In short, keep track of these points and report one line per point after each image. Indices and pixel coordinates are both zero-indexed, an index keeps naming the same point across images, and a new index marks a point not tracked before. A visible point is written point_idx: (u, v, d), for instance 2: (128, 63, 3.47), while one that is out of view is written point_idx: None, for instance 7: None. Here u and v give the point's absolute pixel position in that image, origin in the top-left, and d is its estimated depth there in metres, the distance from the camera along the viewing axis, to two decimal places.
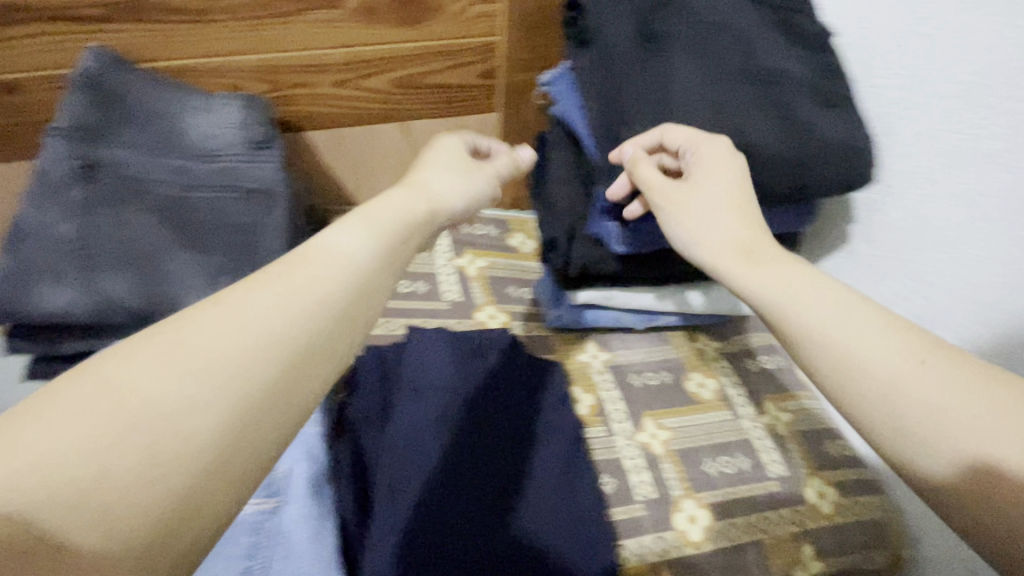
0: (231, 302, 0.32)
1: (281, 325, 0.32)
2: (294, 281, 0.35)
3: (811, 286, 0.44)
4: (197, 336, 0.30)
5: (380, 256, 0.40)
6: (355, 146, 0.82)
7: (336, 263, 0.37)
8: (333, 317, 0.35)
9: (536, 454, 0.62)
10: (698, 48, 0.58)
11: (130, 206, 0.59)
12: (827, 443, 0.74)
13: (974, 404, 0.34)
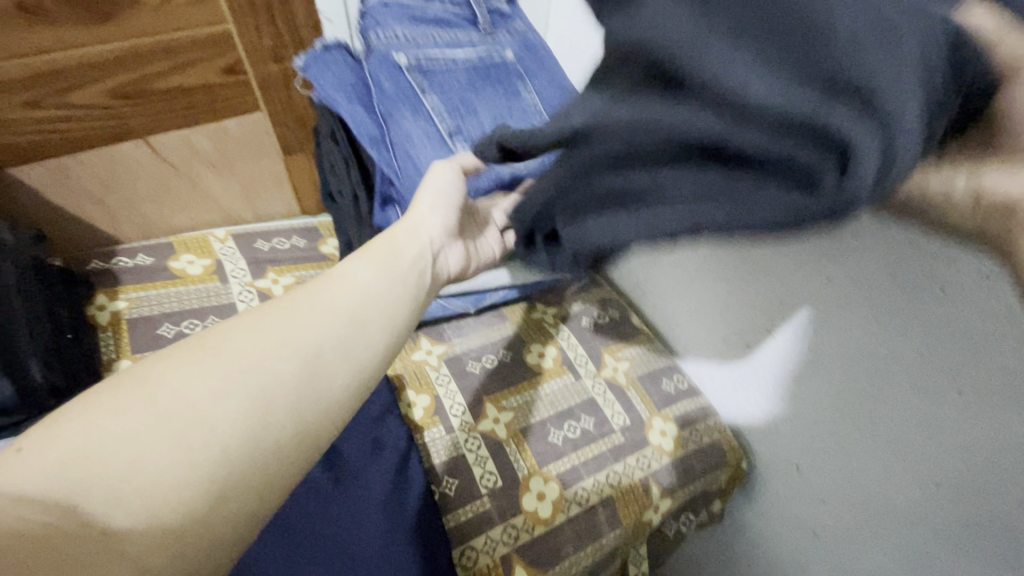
0: (261, 323, 0.34)
1: (313, 341, 0.35)
2: (317, 306, 0.37)
3: None
4: (233, 348, 0.32)
5: (392, 288, 0.42)
6: (87, 172, 0.72)
7: (354, 291, 0.39)
8: (355, 342, 0.37)
9: (353, 475, 0.57)
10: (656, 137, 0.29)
11: None
12: (664, 381, 0.75)
13: None
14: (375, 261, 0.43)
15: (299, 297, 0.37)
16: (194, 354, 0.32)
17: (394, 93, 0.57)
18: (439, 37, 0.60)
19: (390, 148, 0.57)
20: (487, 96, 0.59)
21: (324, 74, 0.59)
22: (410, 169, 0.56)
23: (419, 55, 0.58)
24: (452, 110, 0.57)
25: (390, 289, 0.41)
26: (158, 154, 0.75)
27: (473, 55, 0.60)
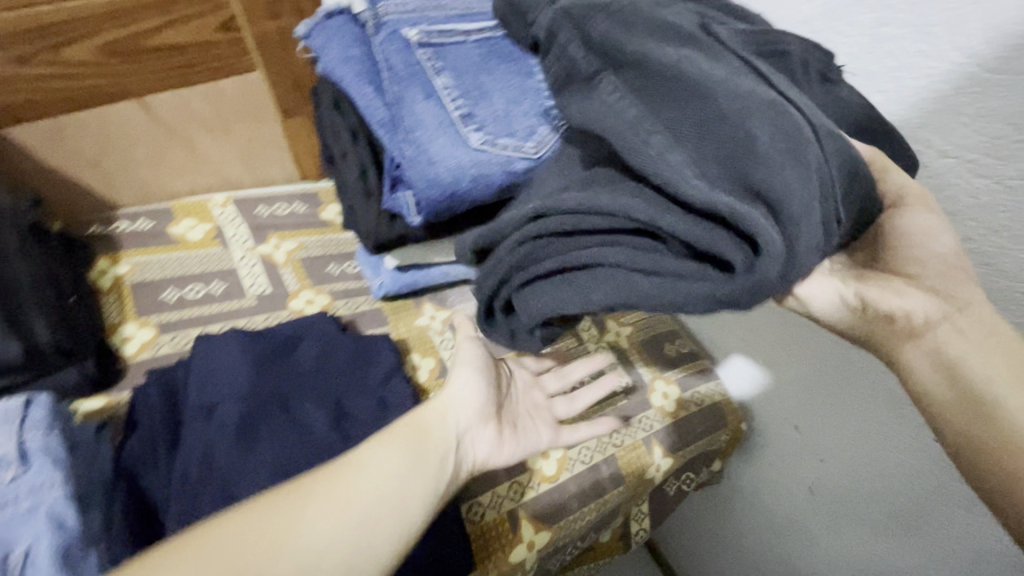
0: (287, 512, 0.31)
1: (329, 524, 0.32)
2: (345, 499, 0.33)
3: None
4: (251, 536, 0.30)
5: (421, 495, 0.37)
6: (84, 134, 0.71)
7: (372, 490, 0.35)
8: (366, 541, 0.33)
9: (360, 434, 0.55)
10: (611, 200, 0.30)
11: None
12: (667, 346, 0.75)
13: None
14: (402, 453, 0.38)
15: (321, 483, 0.34)
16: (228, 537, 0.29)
17: (402, 73, 0.54)
18: (448, 9, 0.57)
19: (399, 131, 0.54)
20: (499, 73, 0.57)
21: (329, 49, 0.57)
22: (421, 150, 0.53)
23: (429, 31, 0.56)
24: (465, 93, 0.55)
25: (414, 484, 0.37)
26: (153, 115, 0.74)
27: (487, 29, 0.58)
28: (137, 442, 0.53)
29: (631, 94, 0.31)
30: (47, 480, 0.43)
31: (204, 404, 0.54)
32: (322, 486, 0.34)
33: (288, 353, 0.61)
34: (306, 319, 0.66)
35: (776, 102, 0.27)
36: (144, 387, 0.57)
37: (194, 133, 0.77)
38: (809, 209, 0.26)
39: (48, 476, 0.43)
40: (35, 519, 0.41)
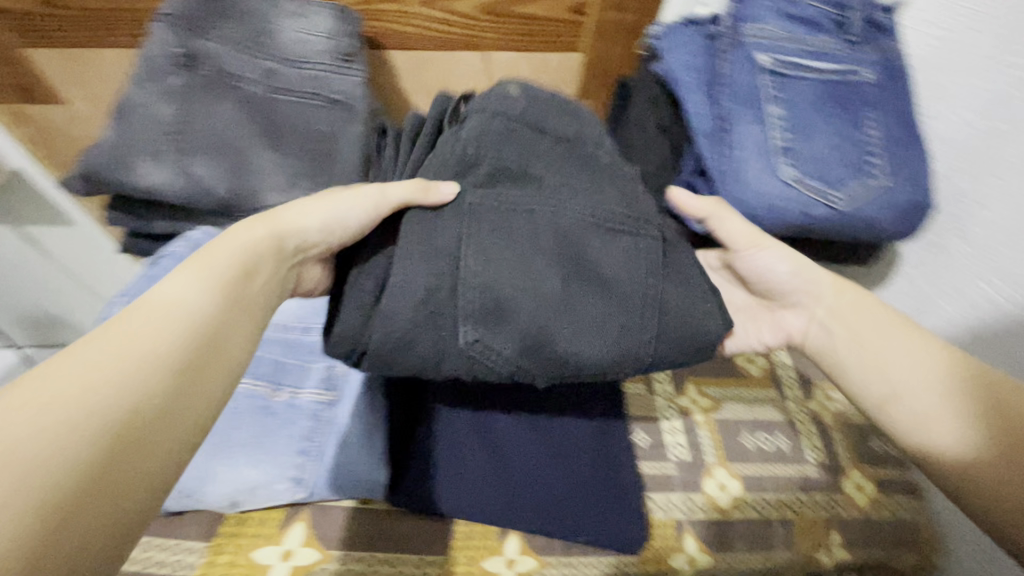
0: (94, 351, 0.28)
1: (157, 340, 0.30)
2: (137, 339, 0.29)
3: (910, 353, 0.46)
4: (69, 367, 0.27)
5: (223, 304, 0.34)
6: (433, 72, 0.80)
7: (181, 313, 0.32)
8: (188, 355, 0.31)
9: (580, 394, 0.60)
10: (488, 257, 0.46)
11: (217, 95, 0.59)
12: (873, 439, 0.72)
13: (935, 393, 0.44)
14: (203, 280, 0.35)
15: (127, 321, 0.30)
16: (51, 368, 0.27)
17: (743, 93, 0.56)
18: (803, 45, 0.58)
19: (723, 146, 0.57)
20: (828, 118, 0.58)
21: (677, 50, 0.61)
22: (737, 169, 0.56)
23: (779, 60, 0.57)
24: (794, 127, 0.56)
25: (226, 307, 0.34)
26: (486, 68, 0.80)
27: (830, 73, 0.58)
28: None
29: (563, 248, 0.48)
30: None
31: None
32: (113, 328, 0.30)
33: None
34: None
35: (606, 345, 0.47)
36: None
37: None
38: (521, 297, 0.46)
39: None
40: None
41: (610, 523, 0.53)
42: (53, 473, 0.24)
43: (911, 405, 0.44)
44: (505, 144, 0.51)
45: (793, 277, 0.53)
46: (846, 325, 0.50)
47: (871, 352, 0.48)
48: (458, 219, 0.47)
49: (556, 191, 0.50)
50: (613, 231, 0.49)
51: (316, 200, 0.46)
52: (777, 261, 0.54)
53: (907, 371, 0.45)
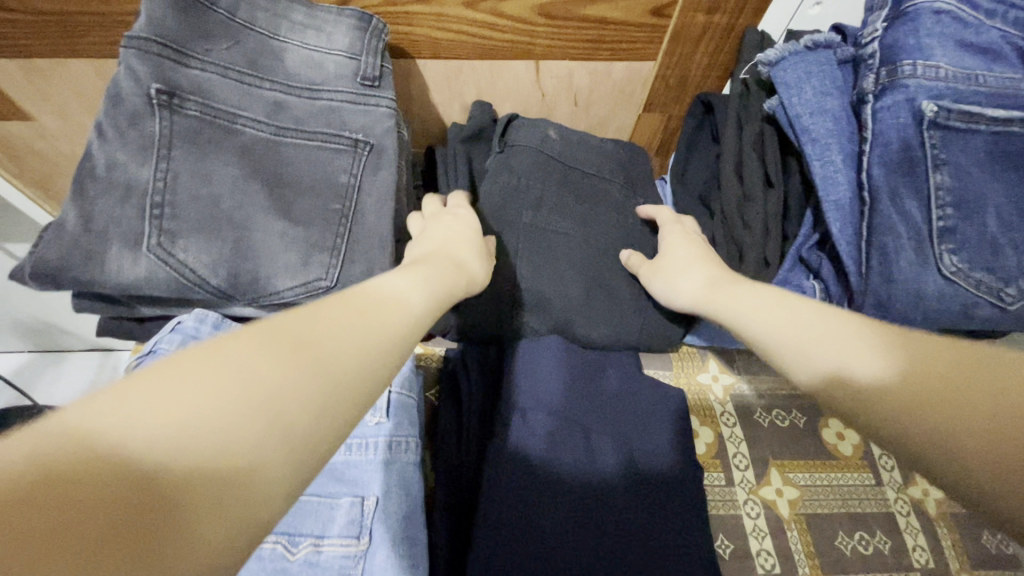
0: (347, 308, 0.29)
1: (388, 314, 0.30)
2: (374, 311, 0.30)
3: (803, 307, 0.37)
4: (323, 320, 0.27)
5: (434, 303, 0.35)
6: (473, 81, 0.65)
7: (402, 306, 0.32)
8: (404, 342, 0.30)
9: (646, 501, 0.53)
10: (537, 260, 0.59)
11: (211, 147, 0.45)
12: (985, 534, 0.62)
13: (870, 343, 0.31)
14: (415, 279, 0.36)
15: (366, 295, 0.31)
16: (305, 318, 0.26)
17: (896, 156, 0.42)
18: (980, 84, 0.44)
19: (861, 225, 0.43)
20: (1006, 186, 0.44)
21: (799, 86, 0.47)
22: (884, 261, 0.42)
23: (949, 109, 0.43)
24: (960, 203, 0.43)
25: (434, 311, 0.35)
26: (537, 81, 0.66)
27: (1014, 123, 0.44)
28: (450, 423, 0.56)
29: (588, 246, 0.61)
30: (400, 440, 0.46)
31: (516, 408, 0.54)
32: (355, 297, 0.30)
33: (593, 378, 0.58)
34: (557, 232, 0.61)
35: (623, 325, 0.61)
36: (460, 352, 0.60)
37: (560, 105, 0.69)
38: (557, 291, 0.59)
39: (406, 438, 0.47)
40: (390, 474, 0.44)
41: None
42: (298, 412, 0.23)
43: (800, 346, 0.35)
44: (544, 178, 0.63)
45: (704, 284, 0.47)
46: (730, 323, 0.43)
47: (761, 303, 0.40)
48: (515, 229, 0.59)
49: (583, 210, 0.63)
50: (611, 255, 0.62)
51: (461, 235, 0.47)
52: (677, 280, 0.50)
53: (773, 325, 0.38)
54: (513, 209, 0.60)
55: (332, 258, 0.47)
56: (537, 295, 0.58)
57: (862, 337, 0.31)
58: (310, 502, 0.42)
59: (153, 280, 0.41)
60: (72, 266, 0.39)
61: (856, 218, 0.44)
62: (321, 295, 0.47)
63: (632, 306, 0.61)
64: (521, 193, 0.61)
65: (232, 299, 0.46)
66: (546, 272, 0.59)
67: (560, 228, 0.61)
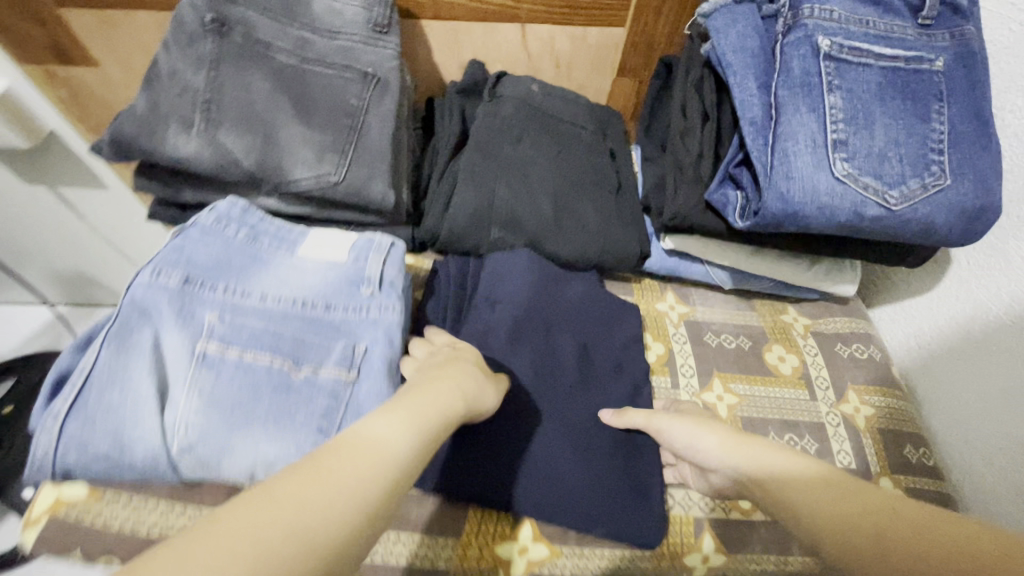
0: (306, 487, 0.30)
1: (351, 485, 0.31)
2: (336, 482, 0.31)
3: (817, 476, 0.43)
4: (276, 506, 0.28)
5: (417, 448, 0.35)
6: (468, 42, 0.77)
7: (380, 461, 0.33)
8: (369, 501, 0.31)
9: (594, 382, 0.62)
10: (514, 184, 0.69)
11: (250, 65, 0.56)
12: (906, 446, 0.70)
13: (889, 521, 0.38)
14: (395, 419, 0.36)
15: (333, 458, 0.32)
16: (273, 498, 0.29)
17: (798, 80, 0.52)
18: (870, 27, 0.54)
19: (769, 136, 0.53)
20: (892, 110, 0.53)
21: (726, 31, 0.57)
22: (784, 163, 0.52)
23: (842, 44, 0.53)
24: (851, 119, 0.52)
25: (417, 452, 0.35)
26: (523, 42, 0.77)
27: (899, 60, 0.54)
28: (433, 309, 0.65)
29: (559, 178, 0.71)
30: (390, 307, 0.54)
31: (490, 299, 0.64)
32: (319, 466, 0.31)
33: (559, 287, 0.67)
34: (534, 165, 0.71)
35: (588, 246, 0.69)
36: (445, 262, 0.69)
37: (543, 66, 0.80)
38: (531, 211, 0.68)
39: (392, 305, 0.54)
40: (378, 329, 0.53)
41: (626, 516, 0.54)
42: None
43: (816, 506, 0.41)
44: (526, 120, 0.73)
45: (716, 447, 0.50)
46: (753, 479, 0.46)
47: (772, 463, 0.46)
48: (498, 158, 0.70)
49: (558, 149, 0.73)
50: (582, 191, 0.71)
51: (479, 371, 0.49)
52: (694, 436, 0.53)
53: (799, 483, 0.43)
54: (497, 142, 0.71)
55: (340, 160, 0.58)
56: (512, 212, 0.67)
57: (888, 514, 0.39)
58: (313, 340, 0.51)
59: (201, 158, 0.52)
60: (141, 140, 0.51)
61: (767, 132, 0.54)
62: (331, 189, 0.58)
63: (596, 231, 0.70)
64: (503, 130, 0.72)
65: (259, 185, 0.57)
66: (521, 195, 0.68)
67: (536, 162, 0.71)
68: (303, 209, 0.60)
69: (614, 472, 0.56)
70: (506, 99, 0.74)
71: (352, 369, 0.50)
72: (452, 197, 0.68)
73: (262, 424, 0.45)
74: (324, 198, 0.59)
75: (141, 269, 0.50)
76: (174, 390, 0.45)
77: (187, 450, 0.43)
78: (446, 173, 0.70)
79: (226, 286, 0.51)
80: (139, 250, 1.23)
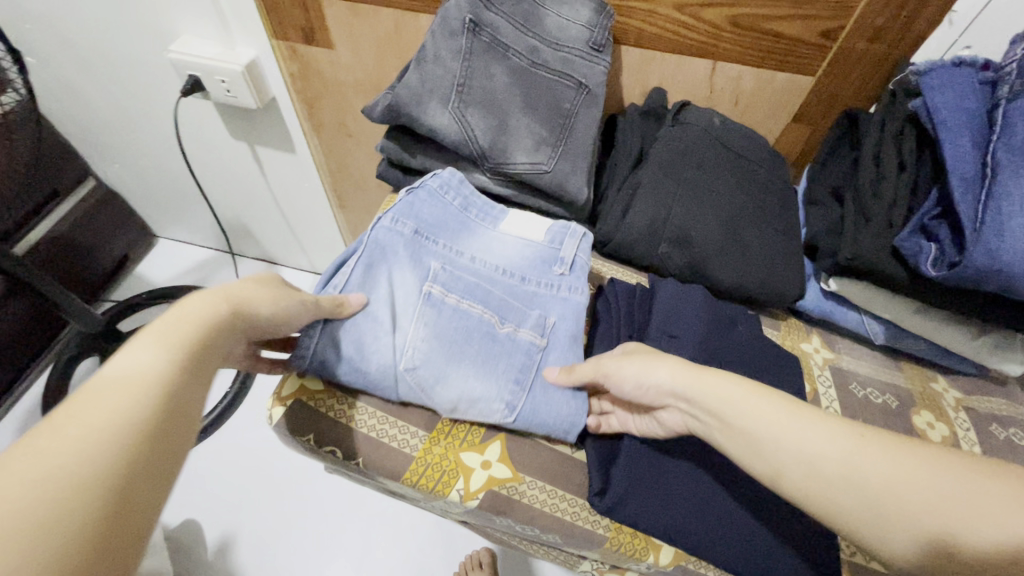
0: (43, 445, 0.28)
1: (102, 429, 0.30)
2: (69, 438, 0.29)
3: (854, 438, 0.43)
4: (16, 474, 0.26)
5: (180, 367, 0.35)
6: (659, 71, 0.83)
7: (140, 387, 0.33)
8: (131, 432, 0.31)
9: None
10: (691, 200, 0.73)
11: (494, 60, 0.65)
12: None
13: (913, 473, 0.40)
14: (164, 349, 0.35)
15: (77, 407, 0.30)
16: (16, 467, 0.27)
17: (1020, 144, 0.54)
18: None
19: (981, 192, 0.54)
20: None
21: (941, 91, 0.59)
22: (998, 221, 0.53)
23: None
24: None
25: (178, 366, 0.35)
26: (710, 77, 0.83)
27: None
28: (604, 327, 0.66)
29: (732, 203, 0.74)
30: (578, 287, 0.59)
31: (666, 332, 0.62)
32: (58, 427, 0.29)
33: (729, 326, 0.66)
34: (709, 187, 0.75)
35: (752, 273, 0.71)
36: (614, 281, 0.69)
37: (722, 103, 0.86)
38: (703, 229, 0.71)
39: (579, 285, 0.59)
40: (566, 305, 0.58)
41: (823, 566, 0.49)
42: None
43: (802, 473, 0.43)
44: (705, 146, 0.78)
45: (670, 383, 0.49)
46: (706, 410, 0.47)
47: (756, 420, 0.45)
48: (677, 177, 0.75)
49: (733, 177, 0.77)
50: (752, 222, 0.74)
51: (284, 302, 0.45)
52: (642, 377, 0.50)
53: (809, 450, 0.43)
54: (679, 162, 0.76)
55: (552, 151, 0.65)
56: (685, 225, 0.71)
57: (911, 485, 0.40)
58: (515, 303, 0.56)
59: (447, 129, 0.62)
60: (407, 107, 0.61)
61: (978, 190, 0.55)
62: (540, 175, 0.65)
63: (761, 261, 0.72)
64: (683, 152, 0.77)
65: (481, 162, 0.65)
66: (696, 210, 0.72)
67: (710, 186, 0.75)
68: (508, 190, 0.68)
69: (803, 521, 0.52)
70: (689, 127, 0.79)
71: (543, 335, 0.55)
72: (631, 204, 0.73)
73: (471, 362, 0.52)
74: (529, 184, 0.66)
75: (381, 214, 0.59)
76: (403, 317, 0.52)
77: (412, 369, 0.50)
78: (626, 183, 0.76)
79: (445, 243, 0.59)
80: (300, 214, 1.37)
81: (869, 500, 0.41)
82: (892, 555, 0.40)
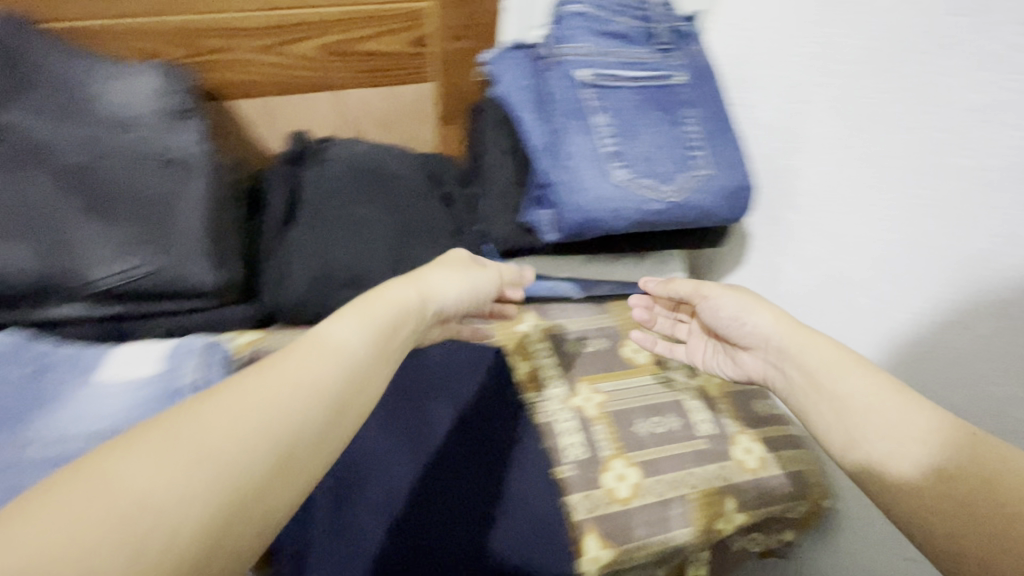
0: (231, 400, 0.27)
1: (277, 411, 0.27)
2: (272, 380, 0.28)
3: (905, 399, 0.41)
4: (193, 428, 0.24)
5: (373, 345, 0.35)
6: (287, 115, 0.79)
7: (340, 356, 0.32)
8: (320, 392, 0.30)
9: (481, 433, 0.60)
10: (349, 243, 0.69)
11: (29, 172, 0.55)
12: (755, 402, 0.76)
13: (931, 418, 0.39)
14: (361, 325, 0.35)
15: (282, 362, 0.30)
16: (170, 422, 0.25)
17: (568, 106, 0.60)
18: (619, 57, 0.63)
19: (554, 156, 0.60)
20: (652, 121, 0.63)
21: (506, 75, 0.64)
22: (571, 177, 0.58)
23: (599, 74, 0.61)
24: (620, 133, 0.61)
25: (372, 352, 0.34)
26: (337, 107, 0.81)
27: (646, 81, 0.64)
28: None
29: (396, 230, 0.73)
30: None
31: None
32: (246, 386, 0.27)
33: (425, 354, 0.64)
34: (367, 221, 0.72)
35: None
36: None
37: (367, 127, 0.85)
38: (370, 267, 0.69)
39: None
40: None
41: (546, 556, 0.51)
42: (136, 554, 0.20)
43: (868, 436, 0.41)
44: (353, 181, 0.75)
45: (772, 328, 0.52)
46: (790, 358, 0.49)
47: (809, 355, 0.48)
48: (329, 223, 0.70)
49: (391, 204, 0.75)
50: (421, 238, 0.74)
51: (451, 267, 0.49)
52: (752, 314, 0.53)
53: (859, 396, 0.43)
54: (330, 206, 0.72)
55: (144, 251, 0.56)
56: (350, 270, 0.68)
57: (923, 438, 0.38)
58: None
59: None
60: None
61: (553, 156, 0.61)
62: (140, 281, 0.56)
63: None
64: (331, 196, 0.73)
65: (62, 290, 0.55)
66: (358, 252, 0.69)
67: (368, 217, 0.72)
68: (121, 307, 0.57)
69: (525, 523, 0.53)
70: (329, 167, 0.75)
71: None
72: (287, 267, 0.67)
73: None
74: (136, 293, 0.57)
75: None
76: None
77: None
78: (280, 244, 0.69)
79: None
80: None
81: (891, 452, 0.39)
82: (898, 477, 0.38)
